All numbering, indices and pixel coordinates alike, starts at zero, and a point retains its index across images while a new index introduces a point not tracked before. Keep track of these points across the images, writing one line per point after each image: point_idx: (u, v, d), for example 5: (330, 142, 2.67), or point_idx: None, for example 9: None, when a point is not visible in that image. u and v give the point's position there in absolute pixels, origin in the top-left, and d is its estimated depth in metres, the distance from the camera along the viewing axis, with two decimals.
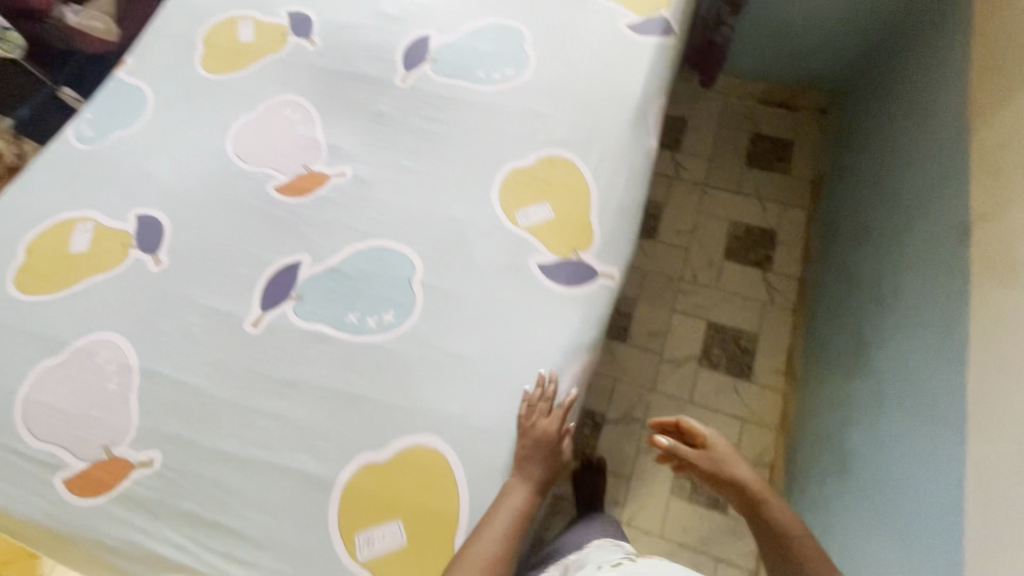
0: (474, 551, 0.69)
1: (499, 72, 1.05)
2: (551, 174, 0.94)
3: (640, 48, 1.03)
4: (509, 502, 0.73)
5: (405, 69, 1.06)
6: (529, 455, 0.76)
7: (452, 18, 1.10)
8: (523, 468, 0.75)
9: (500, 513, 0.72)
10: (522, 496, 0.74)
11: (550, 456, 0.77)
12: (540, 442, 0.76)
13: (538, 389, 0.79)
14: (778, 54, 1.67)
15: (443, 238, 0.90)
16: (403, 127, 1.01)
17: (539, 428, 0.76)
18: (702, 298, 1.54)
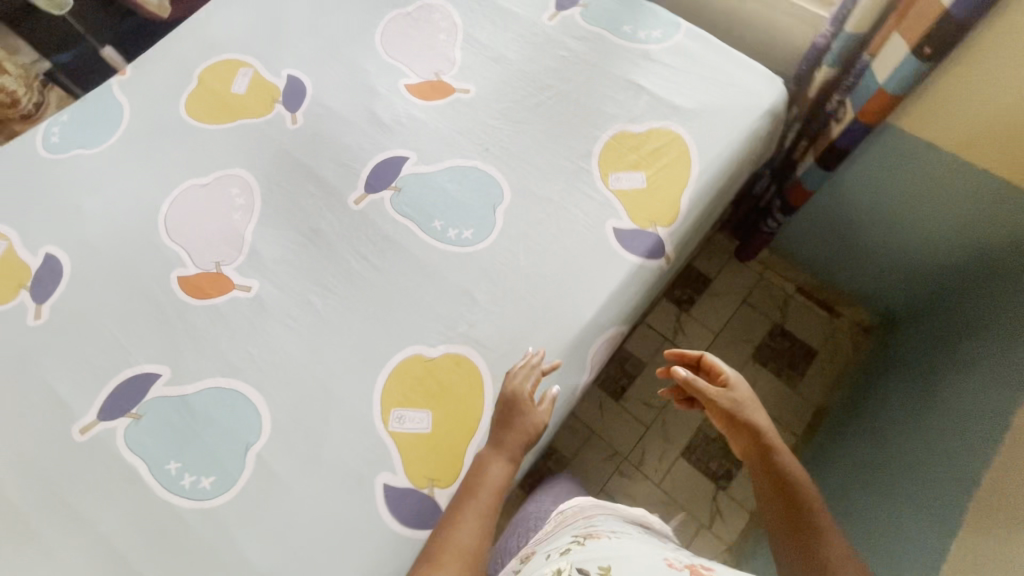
0: (460, 531, 0.71)
1: (455, 228, 0.93)
2: (450, 377, 0.83)
3: (616, 262, 0.88)
4: (491, 477, 0.75)
5: (364, 189, 0.96)
6: (506, 427, 0.78)
7: (438, 148, 0.99)
8: (500, 437, 0.78)
9: (484, 490, 0.74)
10: (501, 465, 0.76)
11: (528, 434, 0.78)
12: (516, 417, 0.78)
13: (513, 373, 0.81)
14: (834, 250, 1.38)
15: (304, 410, 0.81)
16: (332, 257, 0.92)
17: (513, 403, 0.78)
18: (639, 488, 1.37)
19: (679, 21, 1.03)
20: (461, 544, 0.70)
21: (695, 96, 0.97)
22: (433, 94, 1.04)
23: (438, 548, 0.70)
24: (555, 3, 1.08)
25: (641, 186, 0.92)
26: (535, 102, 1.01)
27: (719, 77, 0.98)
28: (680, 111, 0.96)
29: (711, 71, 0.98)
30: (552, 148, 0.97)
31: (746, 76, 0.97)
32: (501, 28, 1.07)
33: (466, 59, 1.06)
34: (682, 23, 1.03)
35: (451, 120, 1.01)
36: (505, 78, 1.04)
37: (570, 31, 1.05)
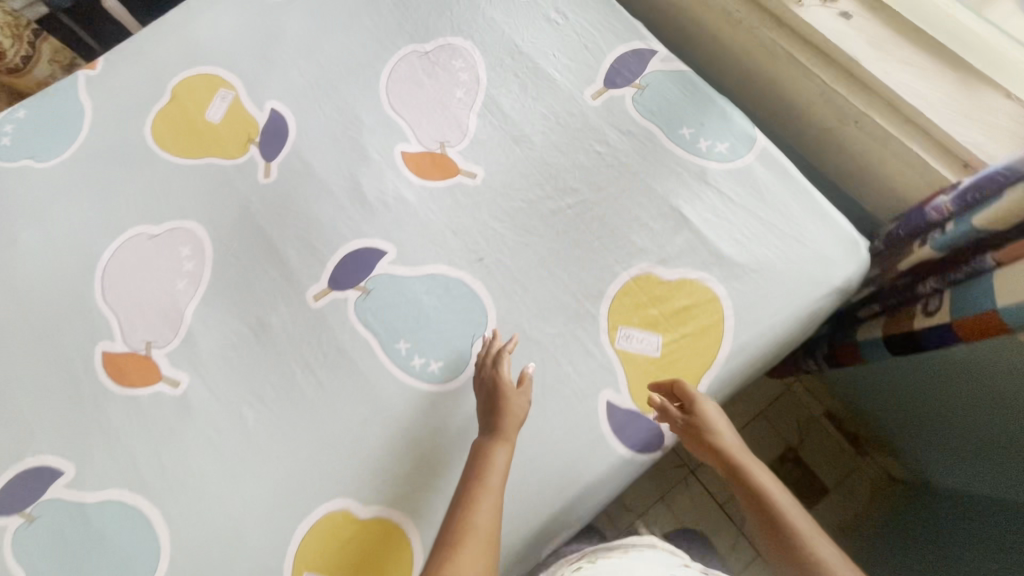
0: (479, 515, 0.63)
1: (422, 357, 0.78)
2: (375, 547, 0.70)
3: (599, 447, 0.72)
4: (497, 467, 0.67)
5: (328, 284, 0.81)
6: (495, 412, 0.71)
7: (424, 247, 0.82)
8: (491, 422, 0.70)
9: (491, 482, 0.66)
10: (500, 445, 0.69)
11: (518, 415, 0.71)
12: (500, 397, 0.71)
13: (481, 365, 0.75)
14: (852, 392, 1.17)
15: (207, 552, 0.71)
16: (276, 361, 0.79)
17: (492, 392, 0.72)
18: None
19: (756, 134, 0.80)
20: (481, 527, 0.63)
21: (748, 248, 0.76)
22: (433, 171, 0.85)
23: (457, 532, 0.62)
24: (605, 77, 0.86)
25: (657, 356, 0.75)
26: (550, 208, 0.82)
27: (786, 226, 0.76)
28: (725, 262, 0.76)
29: (778, 215, 0.77)
30: (557, 276, 0.79)
31: (822, 233, 0.75)
32: (531, 97, 0.87)
33: (481, 131, 0.86)
34: (758, 138, 0.80)
35: (447, 212, 0.84)
36: (522, 166, 0.84)
37: (615, 120, 0.84)
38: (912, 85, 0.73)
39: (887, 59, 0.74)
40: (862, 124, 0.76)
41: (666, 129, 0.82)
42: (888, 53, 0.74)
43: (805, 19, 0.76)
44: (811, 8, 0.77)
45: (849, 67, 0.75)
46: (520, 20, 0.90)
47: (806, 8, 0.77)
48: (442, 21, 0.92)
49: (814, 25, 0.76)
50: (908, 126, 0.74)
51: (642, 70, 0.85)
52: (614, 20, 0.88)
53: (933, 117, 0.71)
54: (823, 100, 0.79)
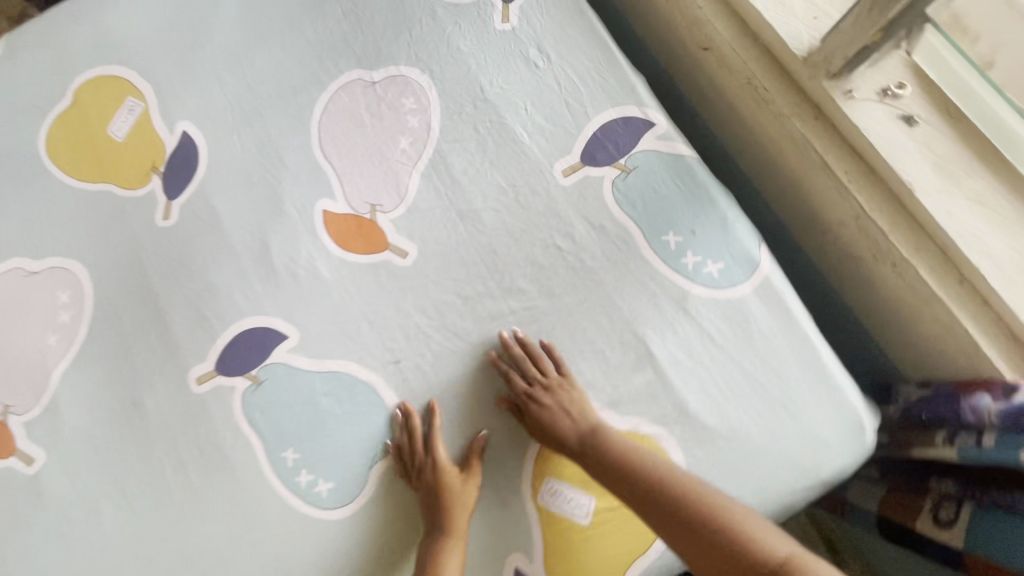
0: None
1: (310, 472, 0.67)
2: None
3: None
4: (451, 566, 0.60)
5: (215, 366, 0.69)
6: (435, 506, 0.62)
7: (334, 336, 0.69)
8: (433, 524, 0.62)
9: None
10: (451, 549, 0.60)
11: (467, 504, 0.62)
12: (437, 492, 0.62)
13: (410, 445, 0.66)
14: None
15: None
16: (146, 450, 0.68)
17: (427, 485, 0.63)
18: None
19: (761, 257, 0.63)
20: None
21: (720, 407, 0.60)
22: (358, 241, 0.70)
23: None
24: (584, 150, 0.68)
25: (584, 524, 0.62)
26: (488, 312, 0.68)
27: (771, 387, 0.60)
28: (690, 419, 0.61)
29: (767, 371, 0.60)
30: (482, 399, 0.66)
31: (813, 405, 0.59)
32: (489, 163, 0.69)
33: (422, 198, 0.70)
34: (762, 263, 0.63)
35: (367, 295, 0.70)
36: (463, 252, 0.69)
37: (584, 211, 0.67)
38: (981, 235, 0.53)
39: (954, 194, 0.54)
40: (903, 270, 0.57)
41: (647, 231, 0.65)
42: (957, 184, 0.54)
43: (853, 119, 0.56)
44: (865, 104, 0.57)
45: (901, 194, 0.56)
46: (493, 56, 0.71)
47: (859, 103, 0.57)
48: (398, 44, 0.73)
49: (864, 129, 0.56)
50: (965, 287, 0.55)
51: (631, 148, 0.67)
52: (608, 75, 0.69)
53: (1000, 289, 0.52)
54: (856, 227, 0.60)
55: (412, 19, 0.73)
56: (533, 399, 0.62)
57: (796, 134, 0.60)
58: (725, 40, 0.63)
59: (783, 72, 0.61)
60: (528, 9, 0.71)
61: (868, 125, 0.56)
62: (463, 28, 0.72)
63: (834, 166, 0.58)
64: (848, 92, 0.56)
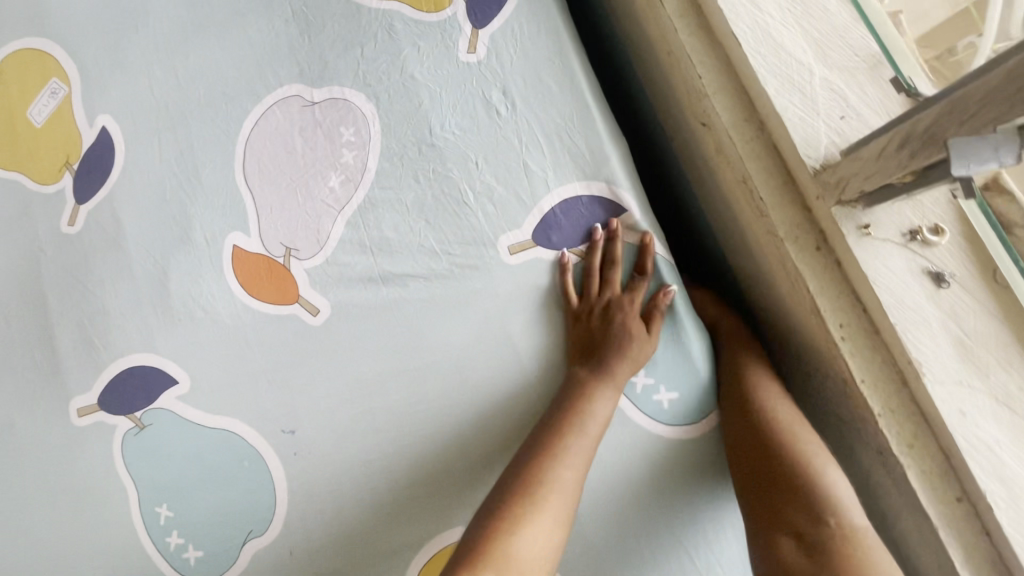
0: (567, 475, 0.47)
1: (180, 535, 0.60)
2: None
3: None
4: (598, 412, 0.50)
5: (98, 400, 0.63)
6: (606, 348, 0.52)
7: (225, 390, 0.61)
8: (603, 354, 0.52)
9: (588, 428, 0.49)
10: (606, 398, 0.50)
11: (637, 354, 0.52)
12: (628, 335, 0.52)
13: (576, 295, 0.55)
14: None
15: None
16: (22, 474, 0.64)
17: (615, 322, 0.52)
18: None
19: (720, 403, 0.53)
20: (567, 487, 0.47)
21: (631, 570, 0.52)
22: (266, 287, 0.61)
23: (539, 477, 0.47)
24: (537, 226, 0.56)
25: None
26: (397, 396, 0.58)
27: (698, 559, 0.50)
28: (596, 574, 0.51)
29: (692, 533, 0.51)
30: (370, 498, 0.57)
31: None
32: (425, 222, 0.58)
33: (343, 250, 0.60)
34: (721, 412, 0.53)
35: (268, 350, 0.61)
36: (382, 319, 0.59)
37: (525, 300, 0.56)
38: (998, 451, 0.40)
39: (972, 389, 0.41)
40: (889, 464, 0.44)
41: None
42: (980, 376, 0.41)
43: (864, 263, 0.43)
44: (883, 246, 0.43)
45: (907, 372, 0.43)
46: (452, 93, 0.59)
47: (876, 243, 0.43)
48: (346, 60, 0.62)
49: (875, 279, 0.42)
50: (966, 510, 0.41)
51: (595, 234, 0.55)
52: (581, 138, 0.56)
53: (1007, 529, 0.39)
54: (840, 392, 0.47)
55: (367, 32, 0.61)
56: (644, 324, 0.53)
57: (788, 262, 0.47)
58: (725, 124, 0.50)
59: (789, 180, 0.48)
60: (502, 39, 0.58)
61: (882, 275, 0.42)
62: (423, 52, 0.60)
63: (828, 314, 0.45)
64: (863, 226, 0.43)
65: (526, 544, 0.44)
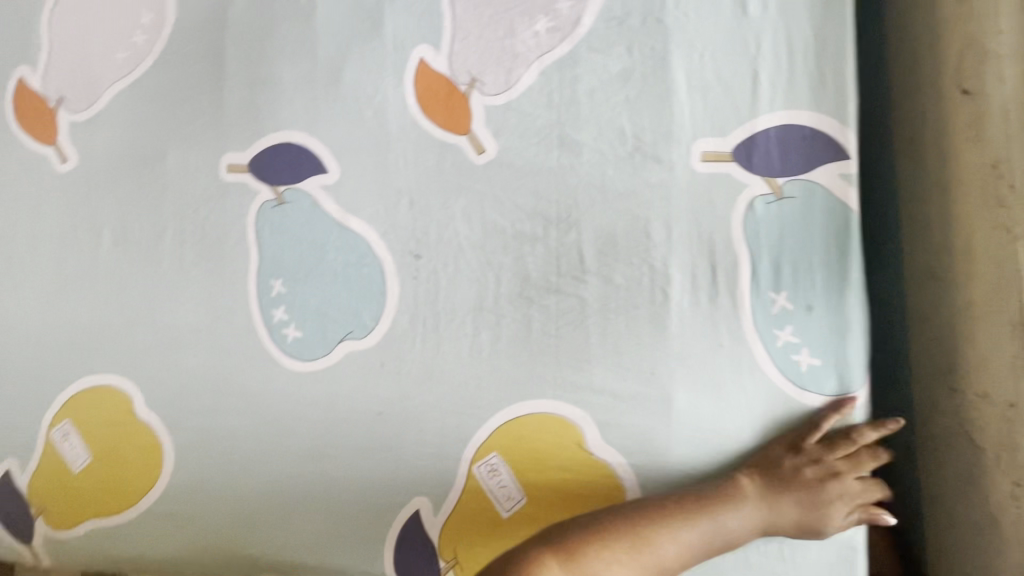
0: (673, 542, 0.48)
1: (285, 312, 0.63)
2: (129, 447, 0.66)
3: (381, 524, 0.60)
4: (740, 523, 0.49)
5: (248, 163, 0.65)
6: (788, 487, 0.49)
7: (368, 196, 0.62)
8: (786, 490, 0.49)
9: (730, 531, 0.49)
10: (750, 506, 0.49)
11: (812, 498, 0.49)
12: (817, 497, 0.49)
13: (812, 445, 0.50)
14: None
15: (12, 332, 0.68)
16: (152, 208, 0.67)
17: (826, 519, 0.48)
18: None
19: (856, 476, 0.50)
20: (666, 553, 0.47)
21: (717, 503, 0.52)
22: (440, 111, 0.61)
23: (639, 538, 0.47)
24: (741, 143, 0.53)
25: (503, 516, 0.57)
26: (532, 261, 0.58)
27: (770, 533, 0.51)
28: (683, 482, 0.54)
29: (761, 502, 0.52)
30: (475, 341, 0.59)
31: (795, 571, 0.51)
32: (623, 100, 0.57)
33: (529, 99, 0.59)
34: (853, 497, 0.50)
35: (420, 173, 0.61)
36: (542, 181, 0.58)
37: (695, 212, 0.54)
38: None
39: None
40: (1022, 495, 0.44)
41: (757, 277, 0.52)
42: None
43: None
44: None
45: None
46: None
47: None
48: None
49: None
50: None
51: (799, 171, 0.52)
52: (820, 63, 0.52)
53: None
54: (999, 410, 0.45)
55: None
56: (822, 449, 0.49)
57: (1010, 265, 0.44)
58: (1006, 95, 0.44)
59: None
60: None
61: None
62: None
63: None
64: None
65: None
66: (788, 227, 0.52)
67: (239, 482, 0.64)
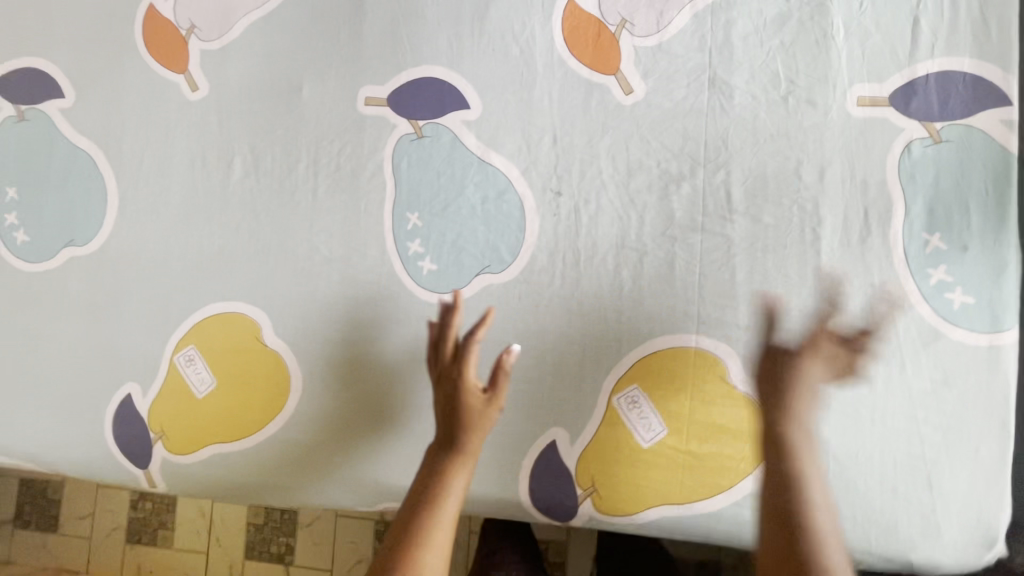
0: (453, 492, 0.58)
1: (421, 245, 0.64)
2: (256, 373, 0.66)
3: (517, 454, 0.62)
4: (456, 484, 0.58)
5: (388, 97, 0.65)
6: (454, 432, 0.59)
7: (510, 133, 0.63)
8: (451, 428, 0.59)
9: (450, 497, 0.57)
10: (456, 479, 0.58)
11: (478, 424, 0.59)
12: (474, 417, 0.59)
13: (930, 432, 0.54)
14: None
15: (139, 257, 0.69)
16: (285, 139, 0.67)
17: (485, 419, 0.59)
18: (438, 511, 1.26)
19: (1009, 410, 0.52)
20: (452, 502, 0.58)
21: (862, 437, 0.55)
22: (588, 50, 0.62)
23: (428, 507, 0.57)
24: (899, 89, 0.55)
25: (642, 446, 0.59)
26: (677, 201, 0.60)
27: (913, 466, 0.54)
28: (832, 413, 0.55)
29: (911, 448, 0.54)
30: (616, 277, 0.61)
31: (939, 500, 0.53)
32: (777, 46, 0.58)
33: (681, 41, 0.60)
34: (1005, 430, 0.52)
35: (565, 111, 0.62)
36: (690, 123, 0.60)
37: (848, 156, 0.56)
38: None
39: None
40: None
41: (914, 217, 0.54)
42: None
43: None
44: None
45: None
46: None
47: None
48: None
49: None
50: None
51: (958, 116, 0.54)
52: (982, 13, 0.54)
53: None
54: None
55: None
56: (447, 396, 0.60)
57: None
58: None
59: None
60: None
61: None
62: None
63: None
64: None
65: (455, 501, 0.58)
66: (947, 169, 0.54)
67: (374, 415, 0.66)
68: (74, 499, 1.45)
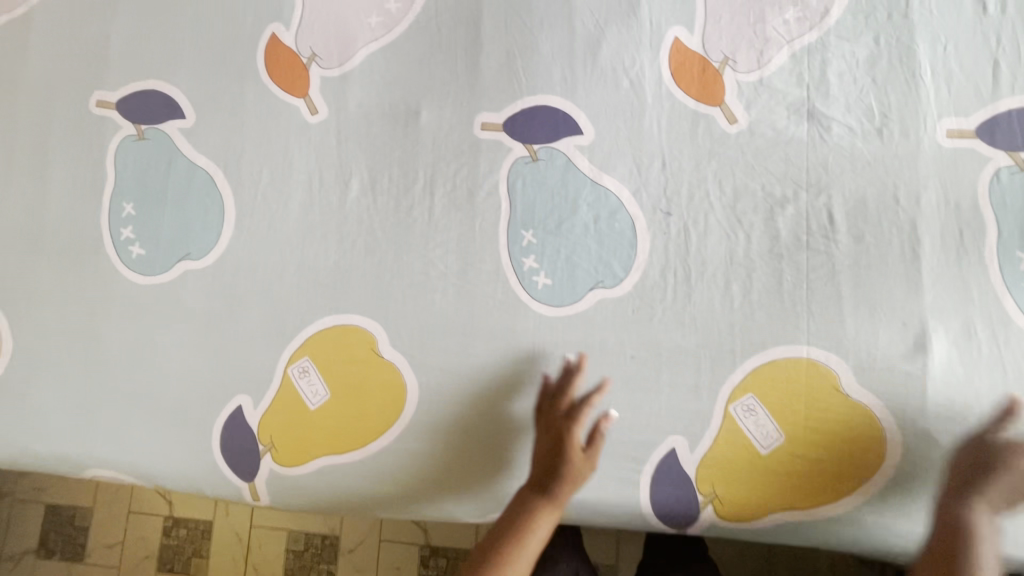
0: (538, 532, 0.63)
1: (536, 261, 0.68)
2: (372, 385, 0.68)
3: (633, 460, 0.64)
4: (542, 525, 0.63)
5: (504, 123, 0.69)
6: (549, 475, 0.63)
7: (621, 159, 0.68)
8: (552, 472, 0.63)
9: (533, 534, 0.63)
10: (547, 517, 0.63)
11: (575, 474, 0.62)
12: (568, 465, 0.62)
13: None
14: None
15: (254, 273, 0.71)
16: (402, 161, 0.71)
17: (579, 471, 0.62)
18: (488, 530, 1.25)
19: None
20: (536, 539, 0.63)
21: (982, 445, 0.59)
22: (694, 83, 0.67)
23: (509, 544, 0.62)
24: (984, 122, 0.61)
25: (760, 452, 0.62)
26: (782, 221, 0.64)
27: None
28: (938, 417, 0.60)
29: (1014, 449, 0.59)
30: (726, 292, 0.64)
31: None
32: (870, 83, 0.64)
33: (781, 78, 0.66)
34: None
35: (673, 138, 0.67)
36: (792, 150, 0.65)
37: (941, 182, 0.62)
38: None
39: None
40: None
41: (1006, 236, 0.60)
42: None
43: None
44: None
45: None
46: None
47: None
48: None
49: None
50: None
51: None
52: None
53: None
54: None
55: None
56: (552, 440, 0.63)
57: None
58: None
59: None
60: None
61: None
62: None
63: None
64: None
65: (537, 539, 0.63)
66: None
67: (491, 431, 0.67)
68: (104, 528, 1.40)
